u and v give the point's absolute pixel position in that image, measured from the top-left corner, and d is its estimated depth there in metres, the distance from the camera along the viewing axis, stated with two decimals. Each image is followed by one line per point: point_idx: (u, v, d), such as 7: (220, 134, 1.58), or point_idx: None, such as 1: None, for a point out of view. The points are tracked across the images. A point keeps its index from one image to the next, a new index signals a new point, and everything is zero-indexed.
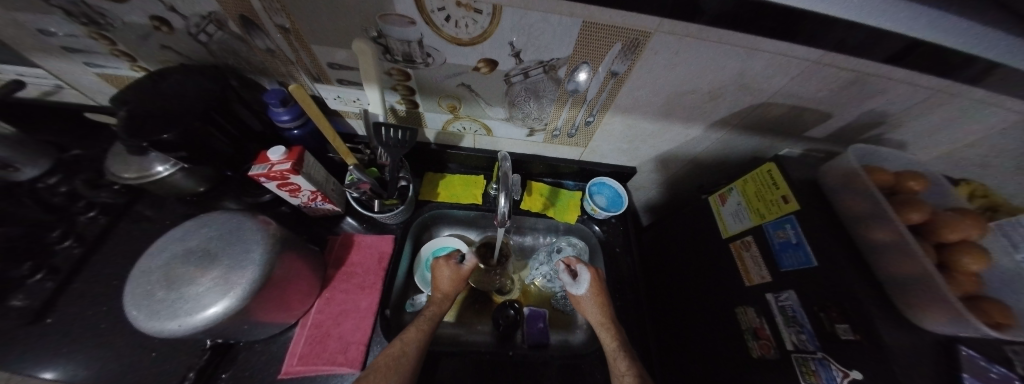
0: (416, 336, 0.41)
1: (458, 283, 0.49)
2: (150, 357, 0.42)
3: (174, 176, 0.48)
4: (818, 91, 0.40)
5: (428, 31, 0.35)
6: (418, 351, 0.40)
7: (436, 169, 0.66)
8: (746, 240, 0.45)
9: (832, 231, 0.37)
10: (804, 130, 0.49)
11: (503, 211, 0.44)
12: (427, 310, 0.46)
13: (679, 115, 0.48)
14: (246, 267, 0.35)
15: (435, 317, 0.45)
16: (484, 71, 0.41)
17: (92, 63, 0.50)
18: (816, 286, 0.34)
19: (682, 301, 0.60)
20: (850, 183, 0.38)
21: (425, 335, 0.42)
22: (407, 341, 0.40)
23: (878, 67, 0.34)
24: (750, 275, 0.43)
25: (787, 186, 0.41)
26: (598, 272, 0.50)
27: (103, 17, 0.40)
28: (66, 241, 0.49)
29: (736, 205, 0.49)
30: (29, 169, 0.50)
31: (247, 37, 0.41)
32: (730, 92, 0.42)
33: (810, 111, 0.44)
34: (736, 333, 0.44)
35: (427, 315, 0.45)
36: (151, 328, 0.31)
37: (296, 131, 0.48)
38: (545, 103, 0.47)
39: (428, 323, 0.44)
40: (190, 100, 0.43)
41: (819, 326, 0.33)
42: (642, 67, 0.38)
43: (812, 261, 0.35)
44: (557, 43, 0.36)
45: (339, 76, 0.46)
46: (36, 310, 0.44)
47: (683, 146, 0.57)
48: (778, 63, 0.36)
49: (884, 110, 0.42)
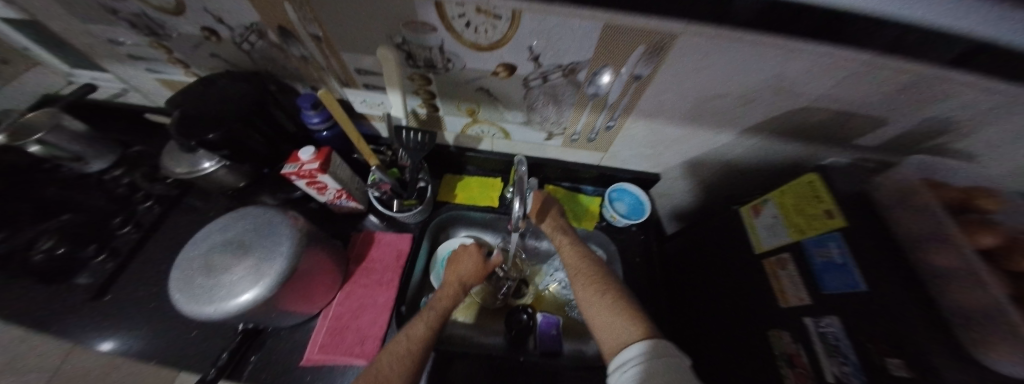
0: (424, 333, 0.41)
1: (476, 274, 0.52)
2: (189, 337, 0.45)
3: (217, 172, 0.52)
4: (868, 95, 0.36)
5: (448, 37, 0.36)
6: (425, 347, 0.40)
7: (454, 171, 0.67)
8: (782, 258, 0.42)
9: (885, 253, 0.33)
10: (852, 138, 0.45)
11: (520, 215, 0.43)
12: (433, 302, 0.46)
13: (707, 120, 0.46)
14: (275, 259, 0.37)
15: (443, 311, 0.45)
16: (503, 75, 0.42)
17: (153, 69, 0.56)
18: (867, 314, 0.30)
19: (706, 319, 0.56)
20: (906, 199, 0.34)
21: (432, 334, 0.41)
22: (413, 339, 0.40)
23: (943, 70, 0.30)
24: (785, 295, 0.40)
25: (831, 199, 0.38)
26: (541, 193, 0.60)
27: (164, 29, 0.45)
28: (126, 228, 0.55)
29: (771, 218, 0.45)
30: (97, 163, 0.57)
31: (284, 45, 0.44)
32: (764, 96, 0.39)
33: (859, 117, 0.40)
34: (767, 357, 0.41)
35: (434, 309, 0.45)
36: (191, 311, 0.34)
37: (325, 133, 0.51)
38: (563, 107, 0.46)
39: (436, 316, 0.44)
40: (231, 104, 0.46)
41: (868, 358, 0.29)
42: (667, 70, 0.37)
43: (861, 285, 0.32)
44: (577, 47, 0.35)
45: (365, 81, 0.48)
46: (98, 288, 0.49)
47: (711, 152, 0.54)
48: (821, 65, 0.33)
49: (951, 118, 0.38)
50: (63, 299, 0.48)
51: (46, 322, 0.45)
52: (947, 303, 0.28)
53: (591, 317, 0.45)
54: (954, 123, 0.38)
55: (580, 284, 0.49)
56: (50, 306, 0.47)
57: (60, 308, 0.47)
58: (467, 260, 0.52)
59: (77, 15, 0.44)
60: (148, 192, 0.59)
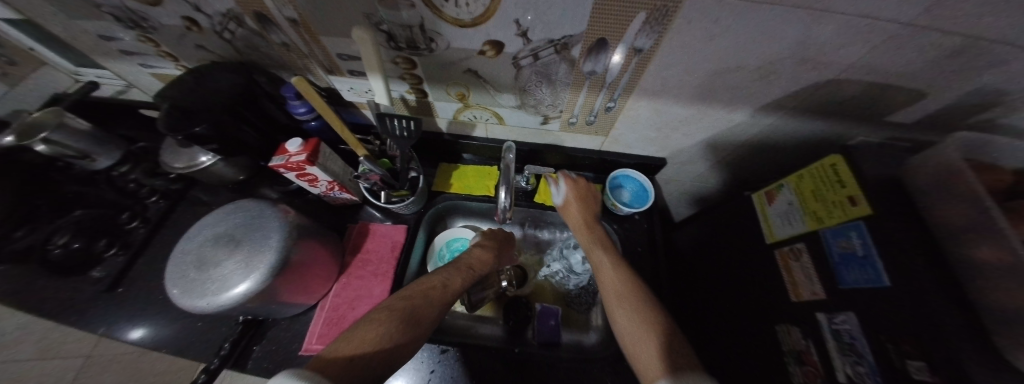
0: (460, 285, 0.42)
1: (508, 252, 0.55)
2: (196, 327, 0.47)
3: (214, 166, 0.52)
4: (911, 63, 0.31)
5: (428, 13, 0.33)
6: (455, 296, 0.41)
7: (450, 160, 0.65)
8: (796, 248, 0.38)
9: (918, 243, 0.29)
10: (884, 115, 0.40)
11: (505, 205, 0.43)
12: (467, 260, 0.47)
13: (719, 98, 0.41)
14: (264, 252, 0.37)
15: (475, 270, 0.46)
16: (491, 54, 0.39)
17: (146, 64, 0.55)
18: (893, 312, 0.27)
19: (712, 311, 0.54)
20: (947, 182, 0.30)
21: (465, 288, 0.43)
22: (452, 284, 0.41)
23: (1010, 27, 0.25)
24: (799, 289, 0.37)
25: (856, 185, 0.33)
26: (575, 181, 0.53)
27: (146, 21, 0.44)
28: (134, 222, 0.56)
29: (787, 205, 0.41)
30: (104, 160, 0.58)
31: (264, 31, 0.42)
32: (787, 67, 0.35)
33: (897, 90, 0.35)
34: (776, 353, 0.38)
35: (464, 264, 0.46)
36: (187, 303, 0.35)
37: (313, 123, 0.50)
38: (558, 88, 0.43)
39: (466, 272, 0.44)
40: (216, 95, 0.45)
41: (887, 360, 0.27)
42: (673, 40, 0.33)
43: (885, 281, 0.28)
44: (570, 18, 0.31)
45: (350, 67, 0.46)
46: (111, 279, 0.51)
47: (723, 134, 0.49)
48: (855, 28, 0.28)
49: (1009, 88, 0.32)
50: (80, 291, 0.50)
51: (66, 313, 0.47)
52: (984, 299, 0.25)
53: (627, 344, 0.35)
54: (1014, 93, 0.32)
55: (611, 302, 0.39)
56: (68, 297, 0.49)
57: (77, 299, 0.49)
58: (495, 237, 0.55)
59: (61, 9, 0.43)
60: (153, 187, 0.61)
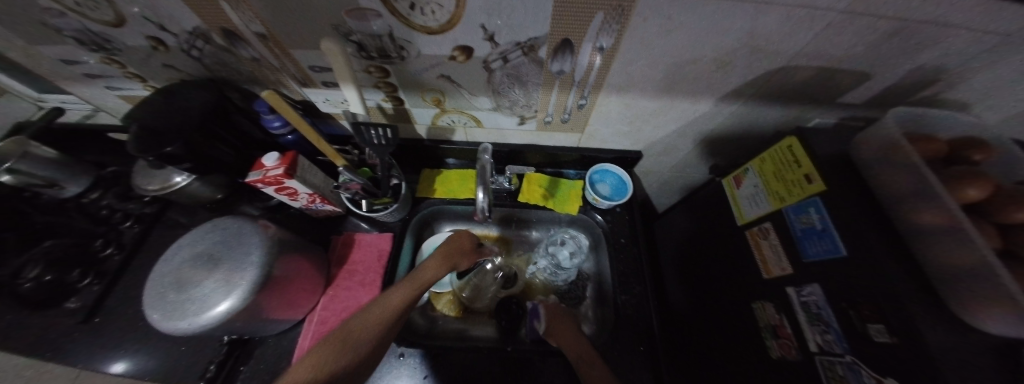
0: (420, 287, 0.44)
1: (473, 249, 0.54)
2: (179, 351, 0.46)
3: (190, 186, 0.52)
4: (849, 47, 0.34)
5: (396, 22, 0.34)
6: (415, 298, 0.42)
7: (433, 165, 0.65)
8: (765, 227, 0.40)
9: (870, 214, 0.31)
10: (836, 97, 0.42)
11: (484, 205, 0.43)
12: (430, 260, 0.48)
13: (683, 90, 0.43)
14: (246, 269, 0.37)
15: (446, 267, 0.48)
16: (461, 59, 0.39)
17: (113, 87, 0.54)
18: (850, 281, 0.29)
19: (697, 295, 0.55)
20: (890, 156, 0.32)
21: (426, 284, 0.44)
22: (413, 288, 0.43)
23: (928, 10, 0.28)
24: (770, 267, 0.39)
25: (810, 164, 0.35)
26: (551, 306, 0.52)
27: (109, 42, 0.43)
28: (108, 249, 0.55)
29: (753, 188, 0.43)
30: (73, 187, 0.57)
31: (233, 48, 0.42)
32: (740, 57, 0.37)
33: (843, 73, 0.38)
34: (753, 330, 0.40)
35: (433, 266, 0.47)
36: (166, 327, 0.34)
37: (290, 137, 0.49)
38: (530, 88, 0.44)
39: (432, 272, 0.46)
40: (186, 115, 0.44)
41: (849, 326, 0.28)
42: (631, 37, 0.34)
43: (841, 250, 0.30)
44: (532, 21, 0.33)
45: (323, 79, 0.46)
46: (86, 309, 0.49)
47: (694, 124, 0.51)
48: (794, 17, 0.30)
49: (938, 67, 0.35)
50: (51, 325, 0.48)
51: (37, 348, 0.46)
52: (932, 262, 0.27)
53: None
54: (947, 70, 0.35)
55: None
56: (39, 332, 0.47)
57: (49, 333, 0.47)
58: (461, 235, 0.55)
59: (17, 34, 0.42)
60: (128, 211, 0.59)
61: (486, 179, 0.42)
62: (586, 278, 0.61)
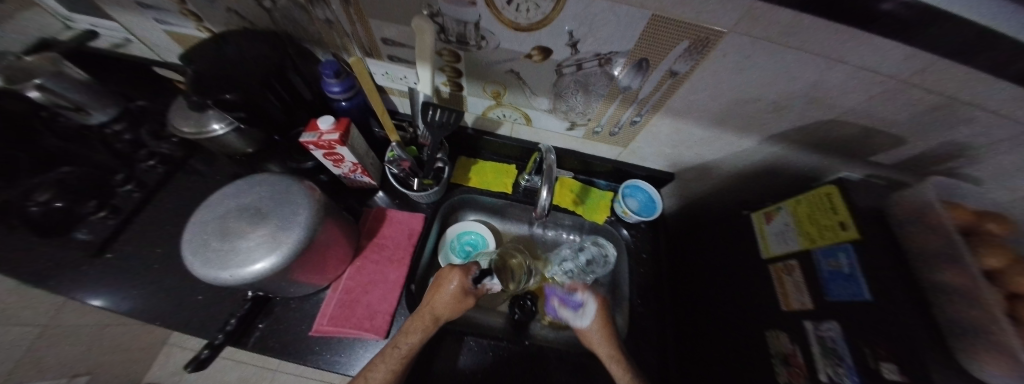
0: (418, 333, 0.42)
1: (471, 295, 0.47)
2: (195, 301, 0.45)
3: (228, 135, 0.51)
4: (902, 113, 0.36)
5: (487, 13, 0.34)
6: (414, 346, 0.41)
7: (469, 154, 0.66)
8: (790, 264, 0.43)
9: (895, 266, 0.34)
10: (870, 155, 0.46)
11: (545, 205, 0.46)
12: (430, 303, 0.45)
13: (734, 124, 0.46)
14: (294, 227, 0.36)
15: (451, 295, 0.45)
16: (537, 59, 0.41)
17: (163, 21, 0.53)
18: (866, 321, 0.32)
19: (708, 319, 0.57)
20: (922, 216, 0.35)
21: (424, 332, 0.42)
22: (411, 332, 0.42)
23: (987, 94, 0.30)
24: (790, 300, 0.41)
25: (847, 212, 0.38)
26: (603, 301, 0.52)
27: None
28: (128, 185, 0.54)
29: (782, 226, 0.46)
30: (99, 115, 0.55)
31: (309, 6, 0.41)
32: (798, 104, 0.39)
33: (884, 134, 0.41)
34: (765, 356, 0.43)
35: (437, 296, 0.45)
36: (206, 275, 0.32)
37: (344, 103, 0.48)
38: (592, 98, 0.46)
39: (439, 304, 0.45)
40: (247, 65, 0.43)
41: (861, 361, 0.31)
42: (706, 68, 0.36)
43: (866, 294, 0.33)
44: (620, 37, 0.34)
45: (390, 52, 0.46)
46: (98, 243, 0.48)
47: (731, 157, 0.54)
48: (862, 78, 0.33)
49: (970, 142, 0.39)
50: (64, 253, 0.46)
51: (45, 276, 0.44)
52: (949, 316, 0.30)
53: None
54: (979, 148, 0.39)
55: None
56: (47, 258, 0.46)
57: (59, 261, 0.46)
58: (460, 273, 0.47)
59: None
60: (153, 150, 0.58)
61: (551, 180, 0.44)
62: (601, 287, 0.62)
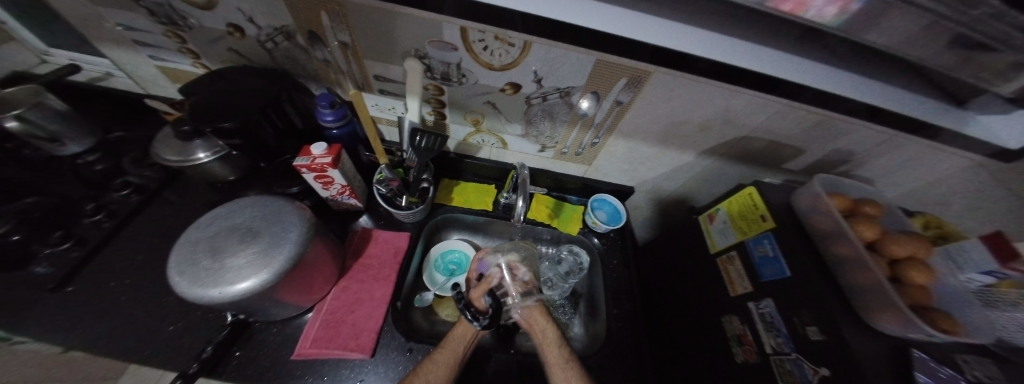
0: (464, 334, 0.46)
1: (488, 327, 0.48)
2: (167, 331, 0.44)
3: (215, 163, 0.53)
4: (791, 129, 0.47)
5: (467, 56, 0.43)
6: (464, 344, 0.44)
7: (451, 176, 0.71)
8: (731, 255, 0.50)
9: (803, 249, 0.43)
10: (782, 163, 0.57)
11: (522, 213, 0.51)
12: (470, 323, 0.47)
13: (674, 142, 0.55)
14: (285, 245, 0.37)
15: (468, 341, 0.45)
16: (509, 92, 0.49)
17: (156, 57, 0.56)
18: (792, 295, 0.39)
19: (676, 316, 0.63)
20: (817, 206, 0.44)
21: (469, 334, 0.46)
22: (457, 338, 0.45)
23: (838, 113, 0.42)
24: (735, 286, 0.48)
25: (766, 207, 0.47)
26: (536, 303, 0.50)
27: (183, 20, 0.46)
28: (97, 215, 0.54)
29: (723, 224, 0.54)
30: (73, 146, 0.59)
31: (310, 48, 0.47)
32: (717, 125, 0.50)
33: (785, 146, 0.52)
34: (723, 340, 0.48)
35: (451, 345, 0.43)
36: (192, 293, 0.33)
37: (336, 131, 0.53)
38: (558, 123, 0.54)
39: (456, 354, 0.42)
40: (246, 98, 0.47)
41: (794, 330, 0.38)
42: (643, 98, 0.46)
43: (787, 272, 0.41)
44: (573, 74, 0.44)
45: (381, 87, 0.53)
46: (60, 276, 0.47)
47: (678, 169, 0.64)
48: (755, 103, 0.43)
49: (849, 150, 0.50)
50: (25, 288, 0.45)
51: (2, 313, 0.43)
52: (850, 281, 0.38)
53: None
54: (854, 152, 0.50)
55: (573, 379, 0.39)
56: (3, 294, 0.44)
57: (19, 298, 0.44)
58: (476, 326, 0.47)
59: None
60: (128, 179, 0.59)
61: (526, 192, 0.50)
62: (580, 295, 0.66)
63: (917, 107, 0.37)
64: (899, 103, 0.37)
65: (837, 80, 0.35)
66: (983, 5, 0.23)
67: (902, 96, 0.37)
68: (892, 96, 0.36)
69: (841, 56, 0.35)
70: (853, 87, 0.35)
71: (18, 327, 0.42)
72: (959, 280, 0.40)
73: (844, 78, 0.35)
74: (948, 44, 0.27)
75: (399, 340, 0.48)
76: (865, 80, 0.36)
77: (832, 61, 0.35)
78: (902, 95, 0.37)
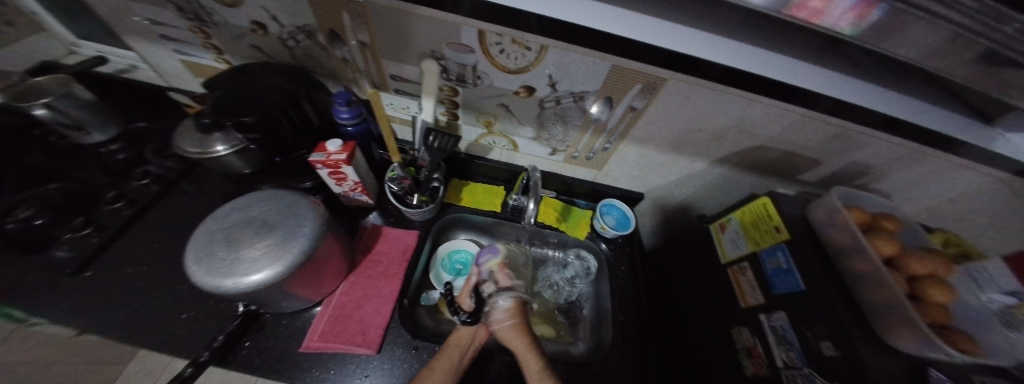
0: (462, 340, 0.45)
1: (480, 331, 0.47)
2: (180, 319, 0.45)
3: (232, 156, 0.54)
4: (807, 140, 0.47)
5: (483, 59, 0.43)
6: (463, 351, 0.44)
7: (461, 176, 0.71)
8: (743, 266, 0.50)
9: (817, 262, 0.42)
10: (796, 174, 0.56)
11: (531, 215, 0.52)
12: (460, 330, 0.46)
13: (687, 150, 0.55)
14: (299, 238, 0.38)
15: (465, 348, 0.44)
16: (523, 95, 0.49)
17: (181, 51, 0.58)
18: (805, 309, 0.39)
19: (683, 325, 0.62)
20: (833, 219, 0.44)
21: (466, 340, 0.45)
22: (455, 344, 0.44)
23: (857, 126, 0.41)
24: (746, 297, 0.48)
25: (779, 219, 0.46)
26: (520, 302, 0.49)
27: (210, 16, 0.48)
28: (117, 203, 0.55)
29: (735, 233, 0.54)
30: (98, 135, 0.61)
31: (329, 46, 0.48)
32: (731, 134, 0.49)
33: (801, 157, 0.51)
34: (732, 352, 0.47)
35: (447, 354, 0.43)
36: (210, 282, 0.34)
37: (350, 129, 0.54)
38: (569, 127, 0.54)
39: (451, 363, 0.42)
40: (265, 93, 0.48)
41: (806, 344, 0.37)
42: (657, 105, 0.46)
43: (801, 285, 0.40)
44: (588, 79, 0.44)
45: (397, 87, 0.53)
46: (81, 261, 0.49)
47: (689, 177, 0.63)
48: (771, 114, 0.43)
49: (867, 163, 0.49)
50: (48, 272, 0.47)
51: (26, 295, 0.44)
52: (866, 297, 0.38)
53: None
54: (872, 166, 0.50)
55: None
56: (27, 276, 0.46)
57: (41, 280, 0.46)
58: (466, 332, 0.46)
59: None
60: (148, 169, 0.60)
61: (536, 195, 0.51)
62: (585, 300, 0.66)
63: (938, 123, 0.37)
64: (921, 117, 0.36)
65: (856, 94, 0.35)
66: (1013, 21, 0.22)
67: (922, 111, 0.36)
68: (913, 111, 0.36)
69: (865, 68, 0.34)
70: (874, 101, 0.35)
71: (38, 308, 0.43)
72: (981, 301, 0.39)
73: (865, 92, 0.35)
74: (975, 60, 0.27)
75: (405, 338, 0.48)
76: (886, 93, 0.35)
77: (851, 75, 0.35)
78: (922, 110, 0.36)
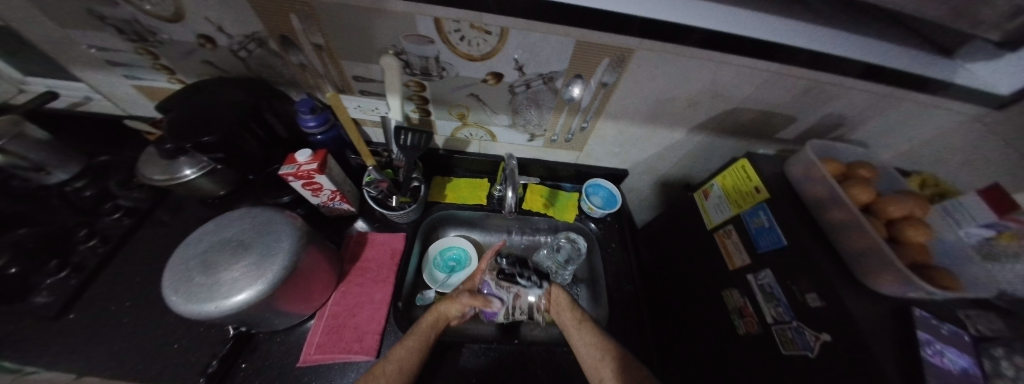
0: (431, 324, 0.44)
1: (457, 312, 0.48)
2: (171, 349, 0.44)
3: (201, 180, 0.52)
4: (781, 97, 0.46)
5: (444, 48, 0.41)
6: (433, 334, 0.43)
7: (443, 173, 0.70)
8: (728, 229, 0.50)
9: (799, 217, 0.42)
10: (775, 133, 0.56)
11: (513, 204, 0.51)
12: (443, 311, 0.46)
13: (664, 120, 0.54)
14: (278, 254, 0.37)
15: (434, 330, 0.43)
16: (492, 83, 0.48)
17: (131, 76, 0.55)
18: (789, 264, 0.39)
19: (677, 294, 0.63)
20: (811, 173, 0.44)
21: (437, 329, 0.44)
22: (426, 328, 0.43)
23: (829, 76, 0.41)
24: (733, 260, 0.48)
25: (759, 179, 0.46)
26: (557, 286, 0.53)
27: (152, 34, 0.45)
28: (91, 241, 0.54)
29: (718, 198, 0.54)
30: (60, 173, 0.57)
31: (284, 53, 0.46)
32: (705, 99, 0.49)
33: (777, 115, 0.51)
34: (725, 313, 0.48)
35: (420, 333, 0.42)
36: (189, 310, 0.33)
37: (319, 137, 0.52)
38: (544, 111, 0.53)
39: (423, 341, 0.41)
40: (223, 110, 0.46)
41: (793, 298, 0.38)
42: (628, 78, 0.45)
43: (783, 241, 0.41)
44: (555, 59, 0.42)
45: (362, 88, 0.52)
46: (61, 303, 0.48)
47: (670, 148, 0.63)
48: (742, 74, 0.42)
49: (842, 114, 0.49)
50: (28, 318, 0.46)
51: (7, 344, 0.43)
52: (846, 245, 0.38)
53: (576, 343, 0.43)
54: (848, 116, 0.49)
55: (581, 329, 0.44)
56: (7, 325, 0.45)
57: (22, 328, 0.45)
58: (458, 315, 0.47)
59: (48, 16, 0.43)
60: (118, 203, 0.59)
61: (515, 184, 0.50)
62: (580, 281, 0.66)
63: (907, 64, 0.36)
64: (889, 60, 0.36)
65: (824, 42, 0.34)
66: None
67: (889, 54, 0.36)
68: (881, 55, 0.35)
69: None
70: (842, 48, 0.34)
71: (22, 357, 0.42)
72: (958, 235, 0.40)
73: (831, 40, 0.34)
74: None
75: None
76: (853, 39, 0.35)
77: None
78: (888, 53, 0.36)
